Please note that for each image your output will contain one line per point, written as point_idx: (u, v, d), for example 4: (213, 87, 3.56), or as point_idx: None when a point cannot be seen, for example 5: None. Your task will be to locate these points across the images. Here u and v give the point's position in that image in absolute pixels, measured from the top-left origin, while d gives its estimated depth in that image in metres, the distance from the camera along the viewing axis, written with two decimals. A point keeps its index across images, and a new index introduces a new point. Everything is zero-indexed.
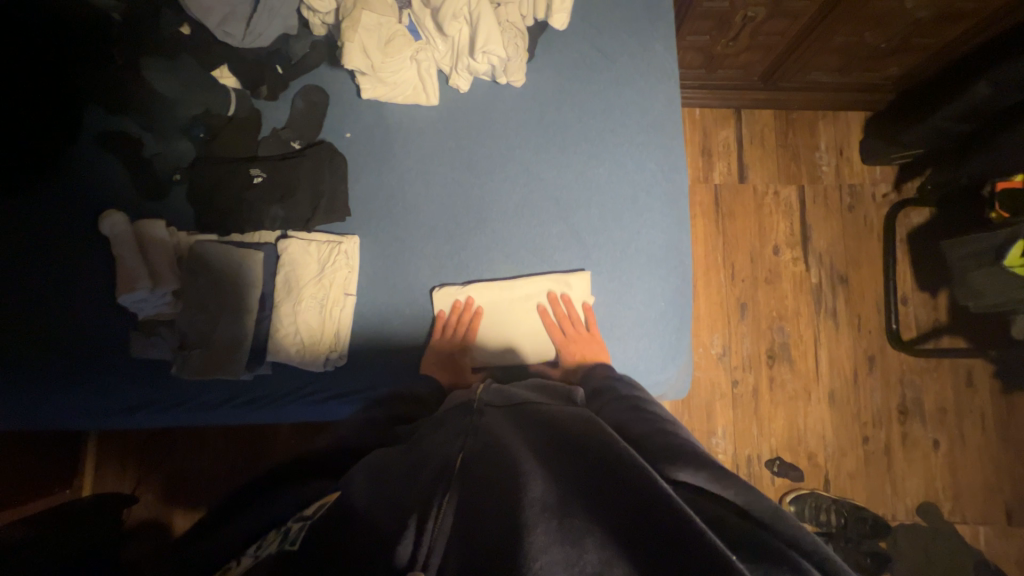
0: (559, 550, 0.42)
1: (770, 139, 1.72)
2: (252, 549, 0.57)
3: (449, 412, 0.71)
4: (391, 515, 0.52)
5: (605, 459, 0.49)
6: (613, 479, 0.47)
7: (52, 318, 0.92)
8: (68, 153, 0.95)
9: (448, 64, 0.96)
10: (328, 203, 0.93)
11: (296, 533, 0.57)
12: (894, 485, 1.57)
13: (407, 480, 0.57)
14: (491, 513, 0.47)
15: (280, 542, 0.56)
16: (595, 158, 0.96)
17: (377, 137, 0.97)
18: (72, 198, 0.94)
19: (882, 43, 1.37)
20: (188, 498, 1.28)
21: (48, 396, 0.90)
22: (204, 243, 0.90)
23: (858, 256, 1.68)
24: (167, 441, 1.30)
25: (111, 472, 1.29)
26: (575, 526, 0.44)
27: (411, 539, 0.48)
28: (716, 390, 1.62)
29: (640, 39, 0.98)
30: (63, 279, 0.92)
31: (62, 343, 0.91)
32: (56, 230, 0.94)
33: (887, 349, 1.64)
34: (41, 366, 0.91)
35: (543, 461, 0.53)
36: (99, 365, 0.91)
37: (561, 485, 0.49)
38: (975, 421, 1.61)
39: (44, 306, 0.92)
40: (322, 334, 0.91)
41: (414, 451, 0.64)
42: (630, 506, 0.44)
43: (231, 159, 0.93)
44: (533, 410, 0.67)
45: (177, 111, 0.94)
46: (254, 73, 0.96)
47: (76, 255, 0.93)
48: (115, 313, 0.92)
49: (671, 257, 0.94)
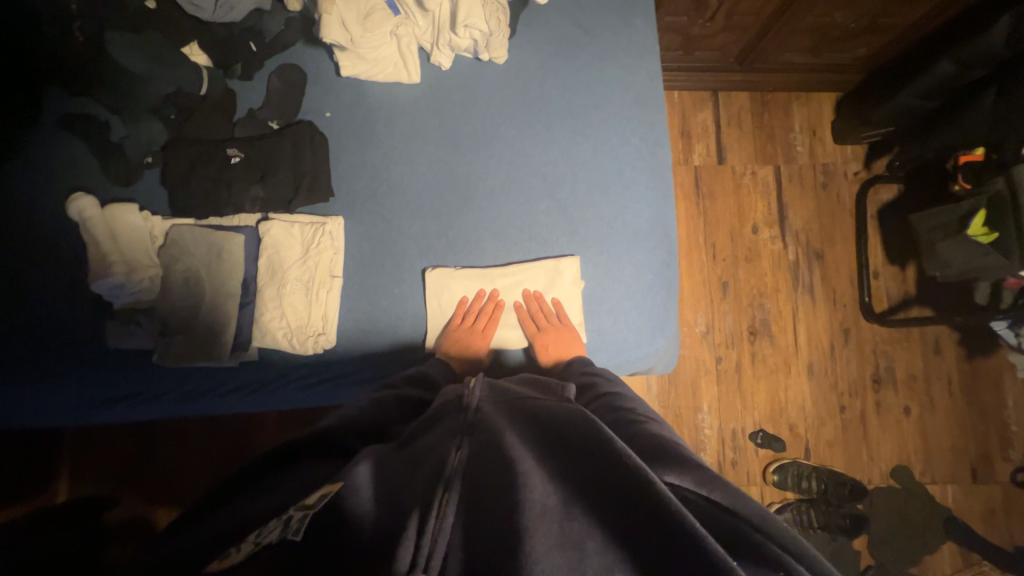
0: (560, 554, 0.47)
1: (747, 120, 1.75)
2: (253, 534, 0.49)
3: (442, 405, 0.69)
4: (389, 515, 0.51)
5: (606, 460, 0.52)
6: (616, 483, 0.50)
7: (18, 311, 0.87)
8: (30, 138, 0.91)
9: (429, 41, 0.94)
10: (311, 183, 0.90)
11: (300, 521, 0.49)
12: (870, 451, 1.65)
13: (405, 480, 0.57)
14: (499, 517, 0.50)
15: (282, 530, 0.48)
16: (579, 135, 0.96)
17: (359, 116, 0.95)
18: (35, 186, 0.89)
19: (851, 23, 1.41)
20: (170, 498, 1.24)
21: (18, 392, 0.86)
22: (181, 228, 0.87)
23: (832, 233, 1.73)
24: (143, 444, 1.25)
25: (87, 474, 1.23)
26: (575, 532, 0.49)
27: (410, 541, 0.48)
28: (701, 367, 1.67)
29: (621, 15, 0.99)
30: (27, 269, 0.88)
31: (29, 336, 0.87)
32: (19, 218, 0.89)
33: (861, 321, 1.70)
34: (12, 360, 0.86)
35: (545, 461, 0.56)
36: (71, 356, 0.87)
37: (565, 488, 0.53)
38: (942, 387, 1.69)
39: (6, 300, 0.87)
40: (308, 316, 0.89)
41: (407, 448, 0.63)
42: (631, 511, 0.48)
43: (206, 140, 0.90)
44: (529, 403, 0.67)
45: (146, 90, 0.90)
46: (227, 51, 0.92)
47: (41, 244, 0.88)
48: (88, 304, 0.88)
49: (657, 230, 0.95)
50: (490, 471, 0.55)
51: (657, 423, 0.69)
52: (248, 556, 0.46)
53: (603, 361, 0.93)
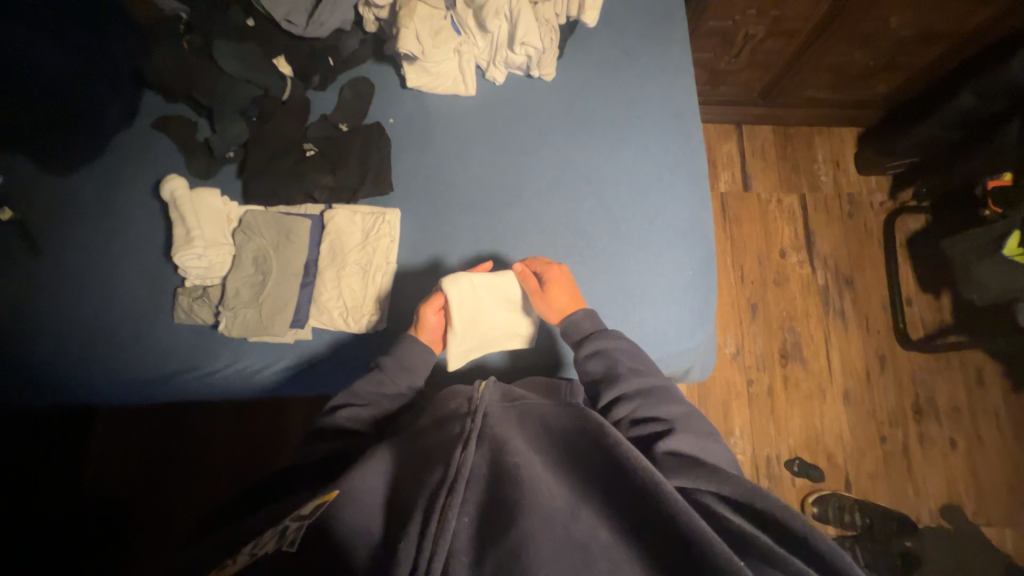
0: (565, 557, 0.52)
1: (772, 151, 1.83)
2: (250, 548, 0.54)
3: (451, 409, 0.72)
4: (396, 526, 0.57)
5: (616, 471, 0.58)
6: (625, 493, 0.57)
7: (119, 288, 1.02)
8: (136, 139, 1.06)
9: (486, 59, 1.05)
10: (375, 175, 0.99)
11: (294, 533, 0.54)
12: (915, 486, 1.56)
13: (413, 484, 0.62)
14: (503, 520, 0.55)
15: (278, 542, 0.53)
16: (621, 143, 1.03)
17: (419, 122, 1.04)
18: (139, 179, 1.05)
19: (871, 61, 1.49)
20: (199, 490, 1.28)
21: (110, 362, 0.99)
22: (254, 212, 0.95)
23: (861, 259, 1.75)
24: (176, 435, 1.31)
25: (118, 469, 1.28)
26: (579, 534, 0.54)
27: (413, 543, 0.53)
28: (732, 389, 1.64)
29: (659, 41, 1.09)
30: (127, 254, 1.03)
31: (123, 314, 1.00)
32: (125, 207, 1.04)
33: (897, 348, 1.67)
34: (106, 328, 1.00)
35: (551, 472, 0.61)
36: (155, 334, 0.99)
37: (569, 494, 0.58)
38: (989, 420, 1.62)
39: (108, 279, 1.02)
40: (364, 296, 0.94)
41: (416, 449, 0.67)
42: (641, 519, 0.54)
43: (284, 137, 1.00)
44: (536, 410, 0.71)
45: (235, 92, 1.01)
46: (308, 64, 1.04)
47: (140, 232, 1.03)
48: (171, 284, 1.02)
49: (694, 230, 1.00)
50: (498, 477, 0.60)
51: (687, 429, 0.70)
52: (243, 566, 0.51)
53: (644, 352, 0.95)
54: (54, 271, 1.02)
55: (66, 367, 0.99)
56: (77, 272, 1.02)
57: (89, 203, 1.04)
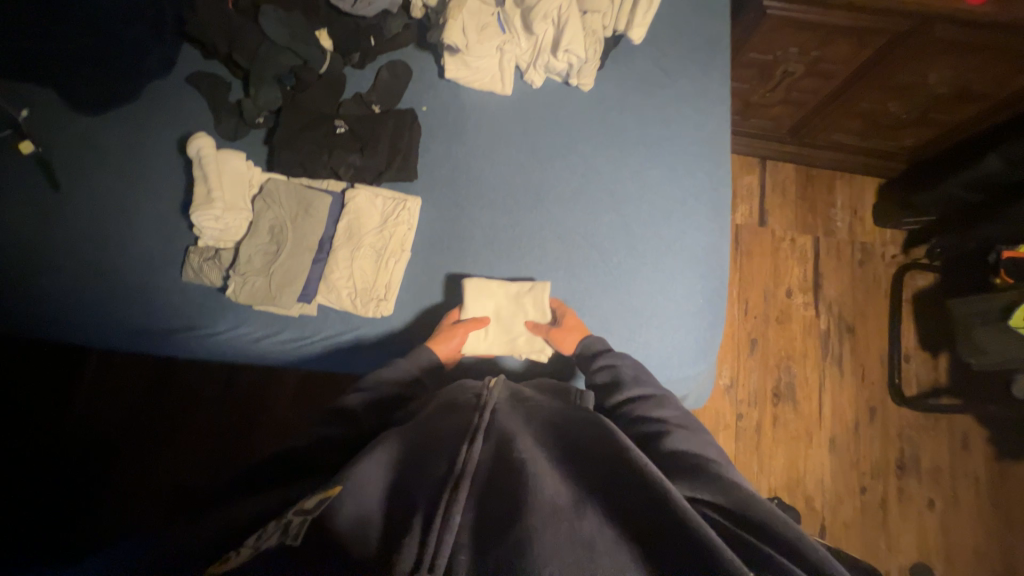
0: (569, 553, 0.49)
1: (792, 189, 1.83)
2: (252, 540, 0.51)
3: (460, 403, 0.72)
4: (397, 517, 0.55)
5: (621, 471, 0.57)
6: (632, 496, 0.55)
7: (131, 237, 1.01)
8: (170, 95, 1.07)
9: (526, 61, 1.05)
10: (402, 160, 0.98)
11: (298, 527, 0.52)
12: (888, 540, 1.57)
13: (416, 473, 0.61)
14: (506, 517, 0.53)
15: (281, 535, 0.51)
16: (650, 162, 1.03)
17: (452, 114, 1.04)
18: (168, 135, 1.06)
19: (904, 113, 1.49)
20: (177, 453, 1.25)
21: (114, 308, 0.99)
22: (277, 181, 0.94)
23: (865, 309, 1.75)
24: (157, 393, 1.27)
25: (104, 418, 1.26)
26: (585, 532, 0.52)
27: (416, 537, 0.51)
28: (720, 420, 1.64)
29: (700, 66, 1.09)
30: (143, 205, 1.03)
31: (132, 264, 1.00)
32: (150, 159, 1.05)
33: (888, 402, 1.68)
34: (111, 277, 0.99)
35: (560, 471, 0.59)
36: (162, 288, 0.99)
37: (576, 492, 0.56)
38: (969, 485, 1.63)
39: (120, 228, 1.01)
40: (374, 280, 0.93)
41: (423, 439, 0.66)
42: (651, 525, 0.52)
43: (316, 111, 1.00)
44: (542, 410, 0.71)
45: (273, 59, 1.00)
46: (350, 41, 1.04)
47: (158, 185, 1.03)
48: (182, 242, 1.02)
49: (710, 260, 1.00)
50: (504, 475, 0.58)
51: (686, 432, 0.71)
52: (246, 560, 0.48)
53: None
54: (71, 210, 1.02)
55: (69, 307, 0.99)
56: (91, 216, 1.02)
57: (116, 152, 1.05)
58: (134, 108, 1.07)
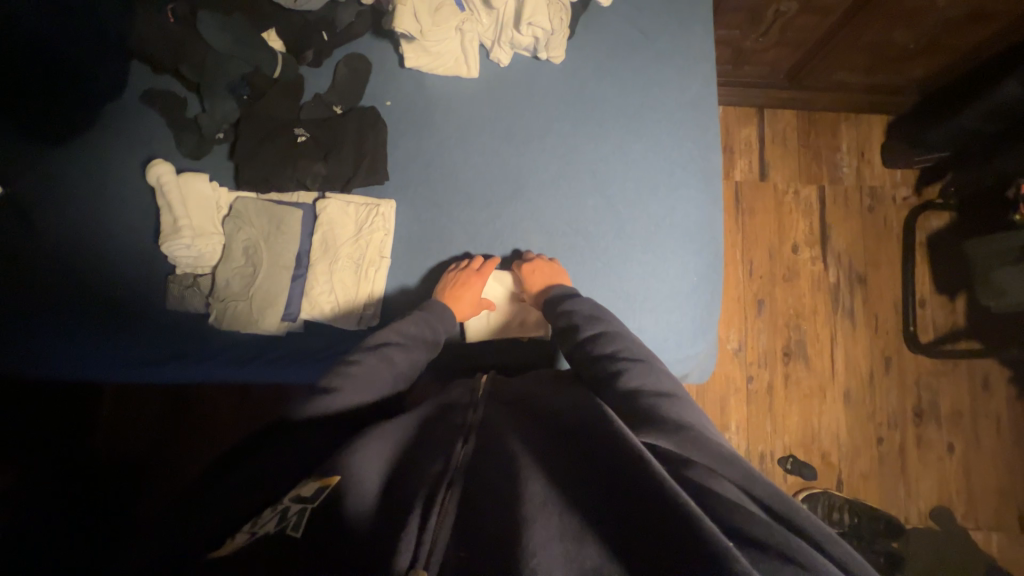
0: (556, 547, 0.48)
1: (793, 138, 1.73)
2: (250, 525, 0.53)
3: (451, 402, 0.72)
4: (389, 508, 0.55)
5: (603, 452, 0.55)
6: (619, 471, 0.52)
7: (112, 270, 1.00)
8: (127, 117, 1.03)
9: (490, 38, 0.97)
10: (370, 163, 0.93)
11: (297, 515, 0.52)
12: (908, 487, 1.57)
13: (411, 466, 0.60)
14: (495, 515, 0.52)
15: (280, 524, 0.51)
16: (632, 134, 0.97)
17: (418, 106, 0.99)
18: (131, 160, 1.03)
19: (911, 43, 1.37)
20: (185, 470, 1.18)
21: (110, 341, 0.99)
22: (245, 201, 0.91)
23: (876, 257, 1.69)
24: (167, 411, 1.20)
25: None
26: (572, 524, 0.50)
27: (409, 532, 0.51)
28: (730, 384, 1.62)
29: (679, 21, 1.00)
30: (117, 237, 1.01)
31: (118, 298, 1.00)
32: (117, 188, 1.02)
33: (904, 351, 1.64)
34: (100, 312, 0.99)
35: (547, 462, 0.57)
36: (155, 317, 0.99)
37: (563, 482, 0.54)
38: (990, 426, 1.60)
39: (98, 261, 1.00)
40: (357, 292, 0.91)
41: (418, 437, 0.66)
42: (635, 496, 0.49)
43: (276, 120, 0.95)
44: (535, 403, 0.70)
45: (223, 69, 0.95)
46: (301, 39, 0.98)
47: (129, 214, 1.01)
48: (162, 270, 1.00)
49: (703, 233, 0.96)
50: (493, 472, 0.58)
51: (641, 366, 0.69)
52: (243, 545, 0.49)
53: None
54: (49, 250, 1.01)
55: (64, 344, 0.99)
56: (69, 252, 1.01)
57: (81, 183, 1.02)
58: (93, 135, 1.03)
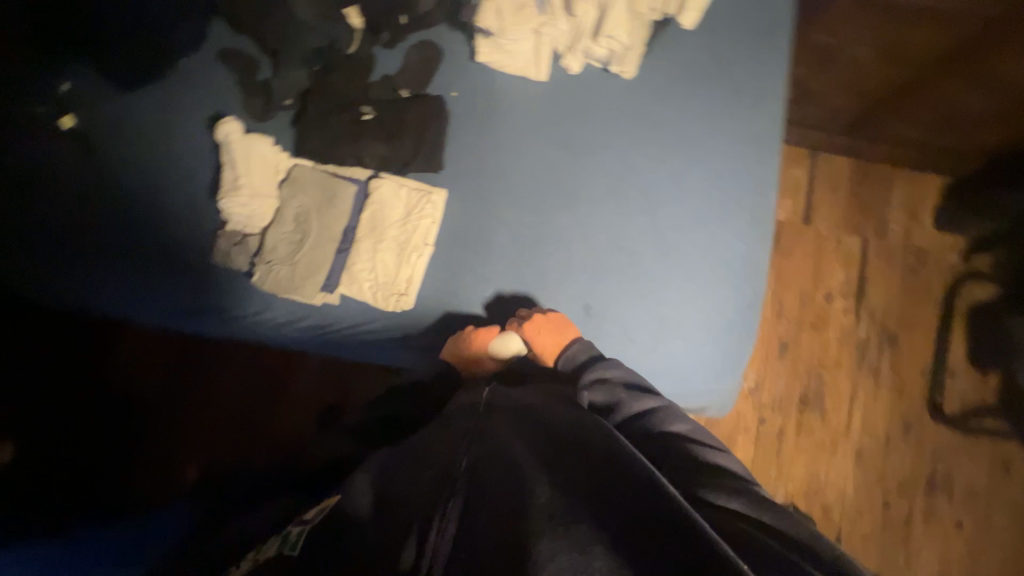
0: (564, 545, 0.46)
1: (844, 185, 1.70)
2: (256, 552, 0.63)
3: (459, 414, 0.72)
4: (386, 521, 0.56)
5: (608, 469, 0.53)
6: (624, 485, 0.51)
7: (162, 217, 1.03)
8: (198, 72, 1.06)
9: (565, 45, 0.99)
10: (429, 149, 0.95)
11: (296, 538, 0.61)
12: (908, 556, 1.53)
13: (412, 484, 0.61)
14: (502, 516, 0.51)
15: (282, 546, 0.60)
16: (692, 160, 0.96)
17: (482, 101, 1.00)
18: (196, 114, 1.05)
19: (985, 110, 1.33)
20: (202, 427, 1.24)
21: (145, 288, 1.03)
22: (302, 168, 0.93)
23: (911, 319, 1.64)
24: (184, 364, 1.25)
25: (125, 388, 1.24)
26: (579, 524, 0.48)
27: (412, 549, 0.51)
28: (741, 424, 1.59)
29: (754, 54, 1.00)
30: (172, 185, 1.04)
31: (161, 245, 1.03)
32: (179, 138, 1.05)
33: (925, 419, 1.59)
34: (141, 258, 1.02)
35: (548, 465, 0.56)
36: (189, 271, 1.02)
37: (564, 485, 0.52)
38: (1004, 509, 1.55)
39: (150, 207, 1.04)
40: (397, 274, 0.92)
41: (416, 451, 0.67)
42: (645, 511, 0.48)
43: (343, 94, 0.97)
44: (543, 414, 0.69)
45: (302, 39, 0.98)
46: (381, 21, 1.00)
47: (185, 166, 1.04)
48: (209, 224, 1.03)
49: (749, 269, 0.95)
50: (496, 477, 0.57)
51: (704, 446, 0.70)
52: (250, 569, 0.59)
53: (667, 387, 0.92)
54: (112, 188, 1.04)
55: (105, 287, 1.02)
56: (127, 193, 1.04)
57: (146, 129, 1.05)
58: (165, 85, 1.06)
